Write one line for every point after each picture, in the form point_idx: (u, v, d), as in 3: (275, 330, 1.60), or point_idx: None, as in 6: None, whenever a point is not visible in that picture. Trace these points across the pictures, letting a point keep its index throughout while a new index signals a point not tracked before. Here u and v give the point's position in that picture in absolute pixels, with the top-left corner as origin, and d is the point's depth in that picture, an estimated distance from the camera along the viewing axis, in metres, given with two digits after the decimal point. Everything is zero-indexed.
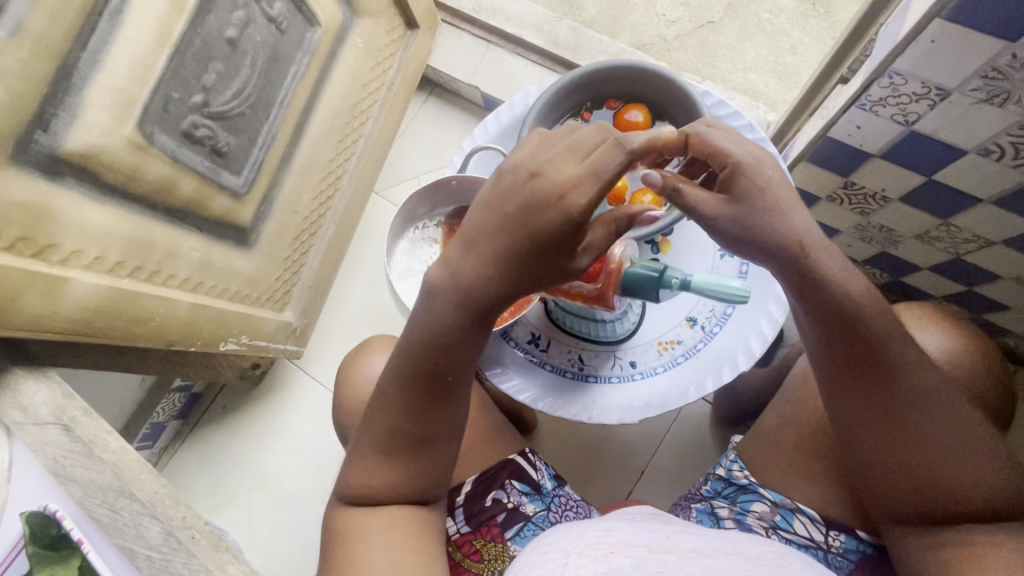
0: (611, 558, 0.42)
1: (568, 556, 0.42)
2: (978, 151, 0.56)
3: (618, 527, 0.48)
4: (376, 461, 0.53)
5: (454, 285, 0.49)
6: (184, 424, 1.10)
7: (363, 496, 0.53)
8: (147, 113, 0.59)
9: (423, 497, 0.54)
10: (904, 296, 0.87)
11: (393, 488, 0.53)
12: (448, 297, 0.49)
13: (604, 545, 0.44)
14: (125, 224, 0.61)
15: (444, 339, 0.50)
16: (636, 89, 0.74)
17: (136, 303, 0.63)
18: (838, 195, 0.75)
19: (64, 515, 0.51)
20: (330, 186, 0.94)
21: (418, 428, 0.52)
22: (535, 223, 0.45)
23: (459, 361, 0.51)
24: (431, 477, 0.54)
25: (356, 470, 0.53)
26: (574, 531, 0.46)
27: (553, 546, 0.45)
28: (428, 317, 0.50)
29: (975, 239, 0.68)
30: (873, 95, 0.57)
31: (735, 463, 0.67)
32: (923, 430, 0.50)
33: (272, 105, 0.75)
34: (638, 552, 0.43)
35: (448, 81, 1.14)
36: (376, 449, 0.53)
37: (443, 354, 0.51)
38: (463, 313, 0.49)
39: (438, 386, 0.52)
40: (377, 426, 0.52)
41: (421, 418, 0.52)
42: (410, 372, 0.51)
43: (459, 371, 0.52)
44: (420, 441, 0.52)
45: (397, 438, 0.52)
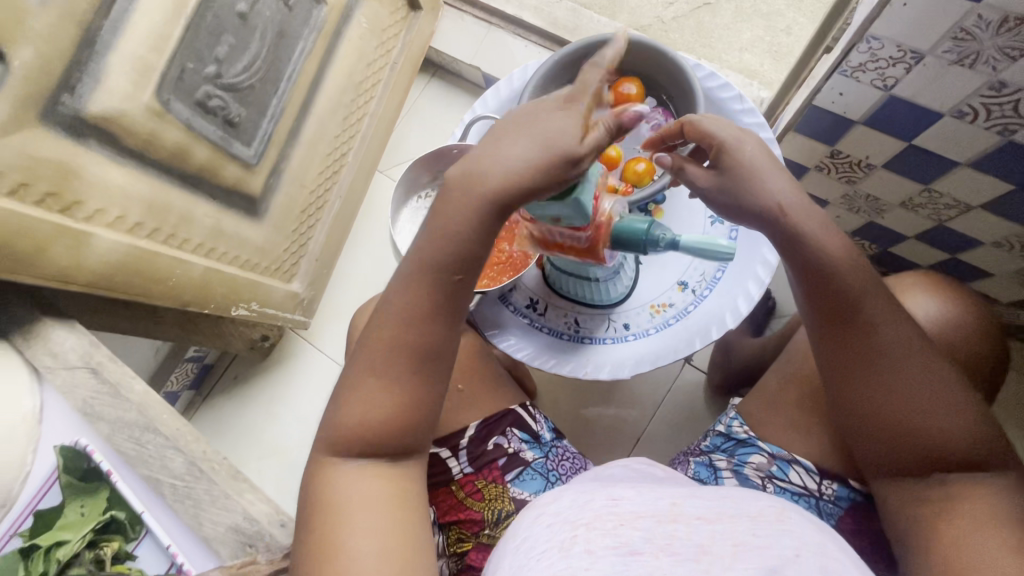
0: (620, 531, 0.45)
1: (577, 529, 0.45)
2: (952, 113, 0.58)
3: (624, 492, 0.50)
4: (370, 381, 0.50)
5: (461, 182, 0.48)
6: (197, 394, 1.14)
7: (357, 436, 0.50)
8: (164, 82, 0.63)
9: (407, 440, 0.51)
10: (893, 266, 0.90)
11: (391, 418, 0.50)
12: (457, 195, 0.48)
13: (613, 516, 0.46)
14: (144, 187, 0.64)
15: (453, 231, 0.48)
16: (631, 63, 0.77)
17: (154, 263, 0.67)
18: (826, 164, 0.78)
19: (94, 449, 0.58)
20: (336, 161, 0.97)
21: (423, 340, 0.50)
22: (547, 122, 0.46)
23: (468, 262, 0.49)
24: (420, 411, 0.51)
25: (351, 404, 0.50)
26: (581, 499, 0.49)
27: (559, 515, 0.48)
28: (437, 218, 0.49)
29: (955, 204, 0.71)
30: (852, 61, 0.59)
31: (736, 419, 0.66)
32: (904, 385, 0.49)
33: (280, 79, 0.78)
34: (646, 523, 0.46)
35: (451, 62, 1.17)
36: (374, 367, 0.50)
37: (452, 254, 0.48)
38: (477, 205, 0.47)
39: (446, 288, 0.49)
40: (377, 342, 0.50)
41: (427, 326, 0.50)
42: (420, 266, 0.49)
43: (467, 273, 0.49)
44: (425, 355, 0.50)
45: (398, 346, 0.49)
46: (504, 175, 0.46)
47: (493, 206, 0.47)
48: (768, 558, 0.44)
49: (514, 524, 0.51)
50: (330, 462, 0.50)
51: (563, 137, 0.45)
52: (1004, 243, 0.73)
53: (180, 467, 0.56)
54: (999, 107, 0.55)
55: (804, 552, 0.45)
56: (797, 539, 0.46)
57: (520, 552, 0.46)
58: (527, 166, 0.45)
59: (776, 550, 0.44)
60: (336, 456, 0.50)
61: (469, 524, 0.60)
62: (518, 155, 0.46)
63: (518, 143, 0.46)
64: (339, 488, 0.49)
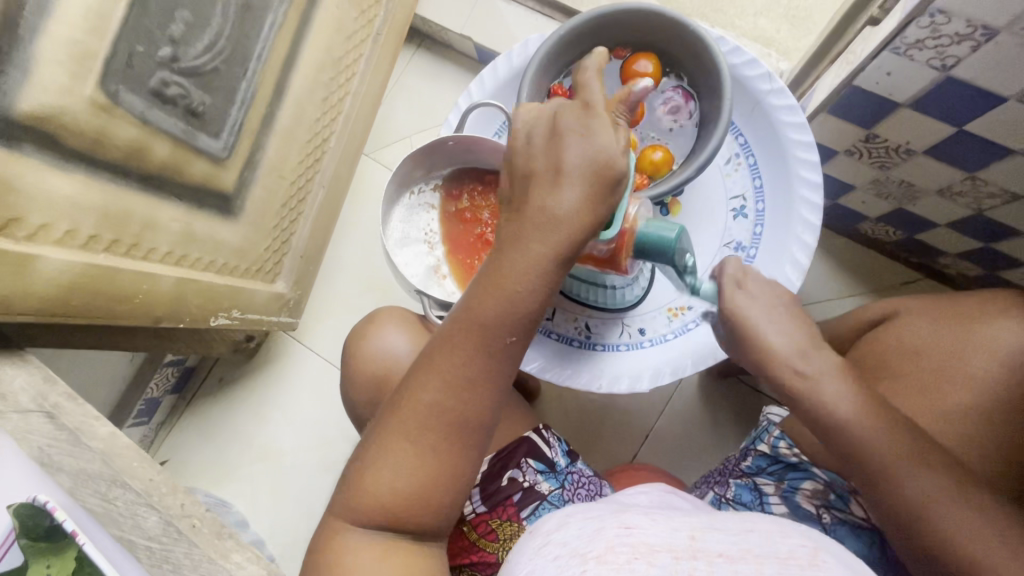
0: (635, 566, 0.40)
1: (586, 563, 0.40)
2: (1019, 98, 0.52)
3: (638, 519, 0.45)
4: (405, 450, 0.47)
5: (513, 236, 0.46)
6: (179, 399, 1.07)
7: (384, 503, 0.47)
8: (110, 69, 0.54)
9: (443, 510, 0.48)
10: (916, 253, 0.84)
11: (426, 486, 0.47)
12: (513, 248, 0.46)
13: (627, 548, 0.41)
14: (97, 194, 0.56)
15: (512, 289, 0.46)
16: (646, 36, 0.68)
17: (115, 280, 0.59)
18: (858, 148, 0.71)
19: (55, 507, 0.51)
20: (318, 148, 0.88)
21: (471, 406, 0.47)
22: (583, 151, 0.45)
23: (525, 323, 0.47)
24: (458, 475, 0.48)
25: (381, 472, 0.47)
26: (590, 527, 0.44)
27: (567, 547, 0.43)
28: (495, 272, 0.46)
29: (1000, 193, 0.65)
30: (908, 37, 0.53)
31: (782, 440, 0.62)
32: (911, 498, 0.48)
33: (249, 59, 0.68)
34: (664, 559, 0.40)
35: (438, 31, 1.07)
36: (413, 428, 0.47)
37: (508, 314, 0.46)
38: (540, 261, 0.45)
39: (497, 351, 0.47)
40: (417, 402, 0.47)
41: (474, 390, 0.47)
42: (462, 334, 0.46)
43: (521, 332, 0.47)
44: (472, 421, 0.48)
45: (442, 414, 0.47)
46: (562, 227, 0.45)
47: (555, 257, 0.46)
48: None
49: (515, 553, 0.46)
50: (352, 525, 0.48)
51: (609, 151, 0.45)
52: None
53: (157, 526, 0.51)
54: None
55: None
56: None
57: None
58: (587, 206, 0.45)
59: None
60: (356, 519, 0.48)
61: (483, 567, 0.57)
62: (569, 197, 0.45)
63: (563, 187, 0.45)
64: (355, 552, 0.47)
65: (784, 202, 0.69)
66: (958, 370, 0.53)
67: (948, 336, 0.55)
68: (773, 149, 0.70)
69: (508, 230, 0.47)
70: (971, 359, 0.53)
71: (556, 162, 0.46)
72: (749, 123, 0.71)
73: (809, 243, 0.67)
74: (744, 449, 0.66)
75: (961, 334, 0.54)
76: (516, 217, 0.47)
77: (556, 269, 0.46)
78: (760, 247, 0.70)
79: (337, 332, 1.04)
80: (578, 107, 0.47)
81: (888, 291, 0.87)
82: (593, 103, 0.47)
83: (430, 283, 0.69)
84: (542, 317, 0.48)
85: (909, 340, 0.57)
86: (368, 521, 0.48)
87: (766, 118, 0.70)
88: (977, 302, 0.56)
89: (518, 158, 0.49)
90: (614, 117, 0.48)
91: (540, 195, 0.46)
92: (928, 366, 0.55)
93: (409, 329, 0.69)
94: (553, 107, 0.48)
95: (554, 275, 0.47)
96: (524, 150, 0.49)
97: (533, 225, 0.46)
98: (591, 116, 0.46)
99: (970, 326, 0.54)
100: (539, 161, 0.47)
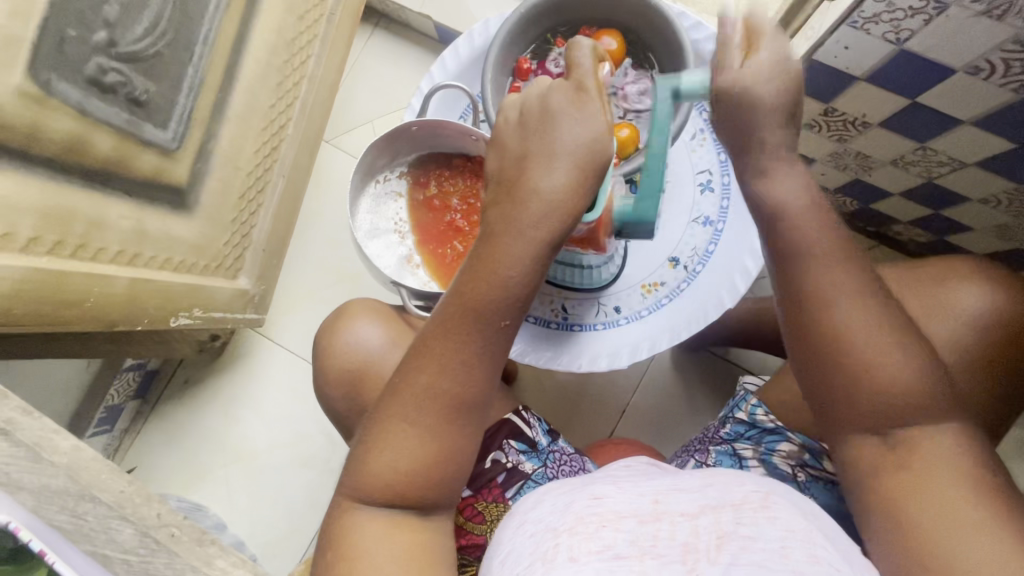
0: (603, 533, 0.41)
1: (559, 536, 0.41)
2: (967, 70, 0.54)
3: (606, 488, 0.46)
4: (402, 436, 0.47)
5: (505, 218, 0.45)
6: (143, 403, 1.03)
7: (387, 486, 0.47)
8: (39, 56, 0.50)
9: (440, 495, 0.48)
10: (871, 221, 0.87)
11: (424, 470, 0.47)
12: (505, 233, 0.45)
13: (595, 518, 0.42)
14: (36, 193, 0.52)
15: (504, 274, 0.45)
16: (609, 12, 0.67)
17: (64, 284, 0.56)
18: (818, 122, 0.73)
19: (19, 527, 0.43)
20: (275, 136, 0.84)
21: (466, 390, 0.47)
22: (581, 138, 0.45)
23: (518, 304, 0.46)
24: (455, 461, 0.48)
25: (377, 453, 0.47)
26: (562, 502, 0.45)
27: (540, 523, 0.44)
28: (487, 257, 0.46)
29: (949, 162, 0.68)
30: (866, 11, 0.54)
31: (759, 406, 0.65)
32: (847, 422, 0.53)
33: (194, 42, 0.64)
34: (630, 525, 0.42)
35: (395, 10, 1.03)
36: (411, 411, 0.47)
37: (501, 299, 0.46)
38: (535, 243, 0.45)
39: (493, 334, 0.46)
40: (415, 388, 0.47)
41: (469, 374, 0.47)
42: (455, 317, 0.46)
43: (516, 315, 0.47)
44: (467, 405, 0.47)
45: (437, 399, 0.46)
46: (554, 208, 0.44)
47: (548, 240, 0.45)
48: (756, 554, 0.40)
49: (494, 537, 0.47)
50: (353, 505, 0.48)
51: (601, 138, 0.45)
52: (992, 199, 0.70)
53: (131, 540, 0.48)
54: (1019, 62, 0.51)
55: (792, 541, 0.41)
56: (784, 526, 0.42)
57: (503, 567, 0.42)
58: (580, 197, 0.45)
59: (763, 542, 0.40)
60: (359, 501, 0.47)
61: (474, 550, 0.58)
62: (559, 182, 0.45)
63: (555, 169, 0.44)
64: (358, 532, 0.46)
65: None
66: (926, 335, 0.55)
67: (915, 302, 0.57)
68: None
69: (497, 210, 0.46)
70: (939, 323, 0.55)
71: (551, 148, 0.45)
72: None
73: None
74: (722, 418, 0.68)
75: (930, 300, 0.56)
76: (508, 198, 0.46)
77: (549, 250, 0.46)
78: (727, 221, 0.71)
79: (305, 327, 1.02)
80: (570, 87, 0.46)
81: None
82: (585, 85, 0.46)
83: (404, 274, 0.68)
84: (534, 298, 0.47)
85: None
86: (371, 501, 0.47)
87: None
88: (939, 269, 0.58)
89: (510, 140, 0.47)
90: (606, 102, 0.47)
91: (532, 181, 0.45)
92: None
93: (384, 322, 0.68)
94: (544, 86, 0.47)
95: (546, 257, 0.46)
96: (513, 132, 0.47)
97: (525, 209, 0.45)
98: (585, 98, 0.46)
99: (933, 290, 0.56)
100: (529, 144, 0.46)
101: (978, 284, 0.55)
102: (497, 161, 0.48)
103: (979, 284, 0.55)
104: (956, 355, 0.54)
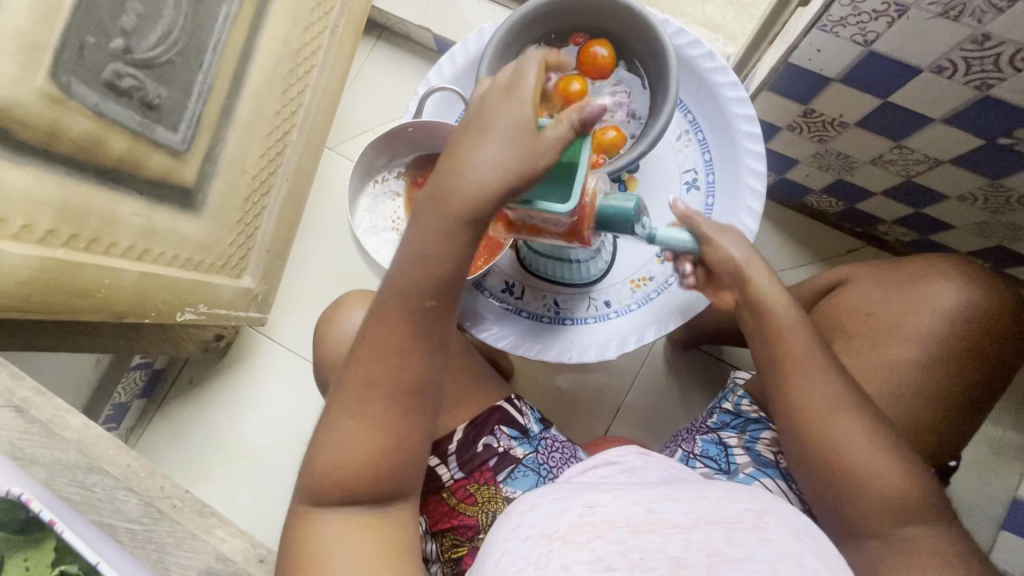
0: (595, 544, 0.42)
1: (552, 543, 0.42)
2: (932, 68, 0.57)
3: (602, 495, 0.46)
4: (346, 433, 0.49)
5: (424, 210, 0.48)
6: (149, 403, 1.06)
7: (337, 480, 0.49)
8: (61, 61, 0.54)
9: (389, 486, 0.50)
10: (857, 221, 0.90)
11: (370, 458, 0.49)
12: (423, 223, 0.48)
13: (589, 527, 0.43)
14: (54, 188, 0.56)
15: (422, 258, 0.48)
16: (597, 22, 0.71)
17: (77, 275, 0.59)
18: (798, 123, 0.76)
19: (31, 498, 0.45)
20: (279, 141, 0.88)
21: (402, 372, 0.49)
22: (505, 134, 0.46)
23: (441, 285, 0.48)
24: (396, 445, 0.50)
25: (323, 452, 0.50)
26: (557, 507, 0.46)
27: (536, 527, 0.45)
28: (409, 244, 0.49)
29: (925, 159, 0.70)
30: (833, 14, 0.57)
31: (744, 398, 0.67)
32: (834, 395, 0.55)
33: (204, 51, 0.68)
34: (622, 534, 0.43)
35: (396, 23, 1.08)
36: (352, 403, 0.50)
37: (422, 282, 0.48)
38: (449, 225, 0.47)
39: (419, 316, 0.49)
40: (355, 377, 0.50)
41: (404, 354, 0.49)
42: (385, 309, 0.49)
43: (442, 296, 0.49)
44: (404, 387, 0.50)
45: (373, 386, 0.49)
46: (470, 194, 0.46)
47: (464, 221, 0.47)
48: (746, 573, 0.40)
49: (486, 536, 0.48)
50: (314, 508, 0.50)
51: (529, 132, 0.45)
52: (968, 196, 0.73)
53: (137, 509, 0.54)
54: (979, 61, 0.54)
55: (781, 561, 0.41)
56: (774, 548, 0.42)
57: (496, 567, 0.44)
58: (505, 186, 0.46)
59: (752, 562, 0.41)
60: (319, 505, 0.50)
61: (464, 530, 0.60)
62: (480, 173, 0.46)
63: (478, 161, 0.46)
64: (321, 538, 0.49)
65: (732, 173, 0.73)
66: (904, 327, 0.58)
67: (897, 299, 0.59)
68: (718, 121, 0.74)
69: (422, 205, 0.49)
70: (917, 317, 0.57)
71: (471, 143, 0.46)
72: (696, 101, 0.75)
73: (757, 209, 0.71)
74: (710, 409, 0.70)
75: (909, 294, 0.59)
76: (434, 193, 0.49)
77: (468, 231, 0.47)
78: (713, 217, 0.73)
79: (307, 326, 1.04)
80: (503, 87, 0.47)
81: (833, 258, 0.92)
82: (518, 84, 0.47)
83: None
84: (462, 279, 0.49)
85: (862, 302, 0.61)
86: (329, 500, 0.50)
87: (712, 96, 0.74)
88: (918, 265, 0.60)
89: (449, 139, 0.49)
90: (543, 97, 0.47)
91: (447, 174, 0.48)
92: (874, 326, 0.59)
93: None
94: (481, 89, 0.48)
95: (468, 237, 0.48)
96: (453, 131, 0.49)
97: (440, 198, 0.47)
98: (515, 96, 0.47)
99: (916, 286, 0.59)
100: (461, 141, 0.48)
101: (953, 282, 0.57)
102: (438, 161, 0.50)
103: (960, 282, 0.57)
104: (934, 346, 0.57)
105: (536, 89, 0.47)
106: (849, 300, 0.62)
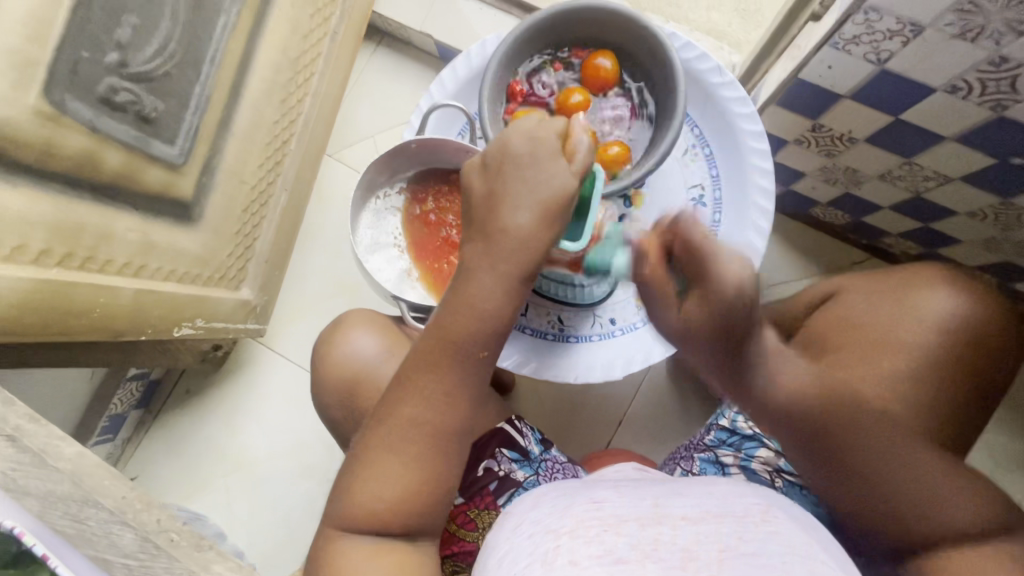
0: (604, 538, 0.42)
1: (559, 539, 0.42)
2: (947, 88, 0.56)
3: (606, 494, 0.46)
4: (383, 470, 0.48)
5: (480, 253, 0.48)
6: (145, 413, 1.04)
7: (371, 513, 0.48)
8: (54, 77, 0.52)
9: (422, 525, 0.50)
10: (863, 234, 0.89)
11: (407, 497, 0.48)
12: (481, 268, 0.47)
13: (597, 521, 0.43)
14: (48, 207, 0.54)
15: (479, 307, 0.47)
16: (602, 35, 0.70)
17: (71, 294, 0.58)
18: (806, 137, 0.75)
19: (23, 532, 0.44)
20: (278, 151, 0.86)
21: (450, 420, 0.48)
22: (541, 185, 0.47)
23: (493, 335, 0.48)
24: (437, 487, 0.49)
25: (360, 482, 0.49)
26: (561, 505, 0.46)
27: (539, 524, 0.44)
28: (463, 292, 0.48)
29: (934, 176, 0.69)
30: (847, 33, 0.57)
31: (740, 414, 0.65)
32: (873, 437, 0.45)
33: (202, 62, 0.67)
34: (631, 528, 0.42)
35: (397, 28, 1.06)
36: (394, 441, 0.48)
37: (477, 329, 0.47)
38: (507, 275, 0.47)
39: (472, 364, 0.48)
40: (398, 418, 0.48)
41: (451, 402, 0.48)
42: (434, 352, 0.48)
43: (493, 346, 0.48)
44: (449, 433, 0.49)
45: (418, 429, 0.48)
46: (520, 244, 0.47)
47: (519, 272, 0.47)
48: (759, 565, 0.40)
49: (490, 536, 0.48)
50: (338, 532, 0.49)
51: (562, 183, 0.47)
52: (978, 213, 0.72)
53: (133, 544, 0.50)
54: (995, 82, 0.53)
55: (790, 555, 0.41)
56: (785, 541, 0.42)
57: (500, 567, 0.43)
58: (543, 236, 0.47)
59: (765, 556, 0.41)
60: (344, 529, 0.49)
61: (465, 555, 0.59)
62: (524, 221, 0.47)
63: (518, 210, 0.47)
64: (347, 562, 0.48)
65: (739, 190, 0.72)
66: (895, 341, 0.51)
67: (885, 308, 0.53)
68: (727, 137, 0.73)
69: (477, 249, 0.48)
70: (904, 330, 0.51)
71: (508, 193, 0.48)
72: (703, 116, 0.74)
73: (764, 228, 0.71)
74: (708, 426, 0.69)
75: (896, 306, 0.53)
76: (480, 235, 0.48)
77: (522, 281, 0.48)
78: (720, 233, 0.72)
79: (306, 336, 1.03)
80: (532, 132, 0.49)
81: (838, 270, 0.91)
82: (545, 137, 0.49)
83: (404, 287, 0.69)
84: (512, 328, 0.49)
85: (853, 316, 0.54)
86: (359, 530, 0.49)
87: (719, 111, 0.73)
88: (903, 275, 0.55)
89: (476, 181, 0.50)
90: (568, 148, 0.49)
91: (495, 221, 0.48)
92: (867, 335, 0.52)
93: (382, 332, 0.69)
94: (505, 131, 0.49)
95: (521, 288, 0.48)
96: (481, 172, 0.50)
97: (495, 246, 0.47)
98: (545, 145, 0.48)
99: (905, 293, 0.53)
100: (493, 184, 0.49)
101: (939, 290, 0.52)
102: (467, 199, 0.51)
103: (945, 289, 0.52)
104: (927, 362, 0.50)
105: (560, 130, 0.49)
106: (838, 313, 0.55)
